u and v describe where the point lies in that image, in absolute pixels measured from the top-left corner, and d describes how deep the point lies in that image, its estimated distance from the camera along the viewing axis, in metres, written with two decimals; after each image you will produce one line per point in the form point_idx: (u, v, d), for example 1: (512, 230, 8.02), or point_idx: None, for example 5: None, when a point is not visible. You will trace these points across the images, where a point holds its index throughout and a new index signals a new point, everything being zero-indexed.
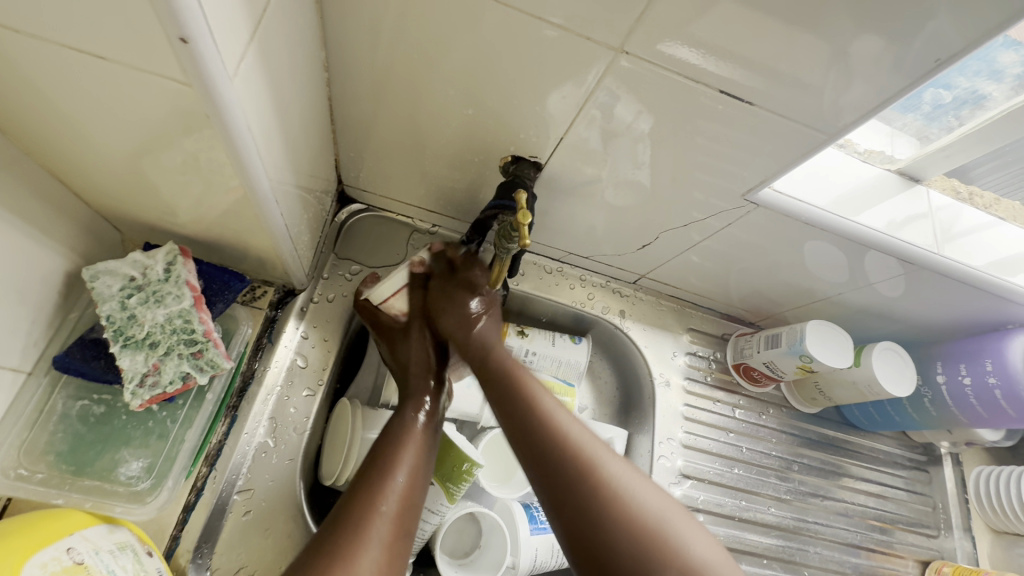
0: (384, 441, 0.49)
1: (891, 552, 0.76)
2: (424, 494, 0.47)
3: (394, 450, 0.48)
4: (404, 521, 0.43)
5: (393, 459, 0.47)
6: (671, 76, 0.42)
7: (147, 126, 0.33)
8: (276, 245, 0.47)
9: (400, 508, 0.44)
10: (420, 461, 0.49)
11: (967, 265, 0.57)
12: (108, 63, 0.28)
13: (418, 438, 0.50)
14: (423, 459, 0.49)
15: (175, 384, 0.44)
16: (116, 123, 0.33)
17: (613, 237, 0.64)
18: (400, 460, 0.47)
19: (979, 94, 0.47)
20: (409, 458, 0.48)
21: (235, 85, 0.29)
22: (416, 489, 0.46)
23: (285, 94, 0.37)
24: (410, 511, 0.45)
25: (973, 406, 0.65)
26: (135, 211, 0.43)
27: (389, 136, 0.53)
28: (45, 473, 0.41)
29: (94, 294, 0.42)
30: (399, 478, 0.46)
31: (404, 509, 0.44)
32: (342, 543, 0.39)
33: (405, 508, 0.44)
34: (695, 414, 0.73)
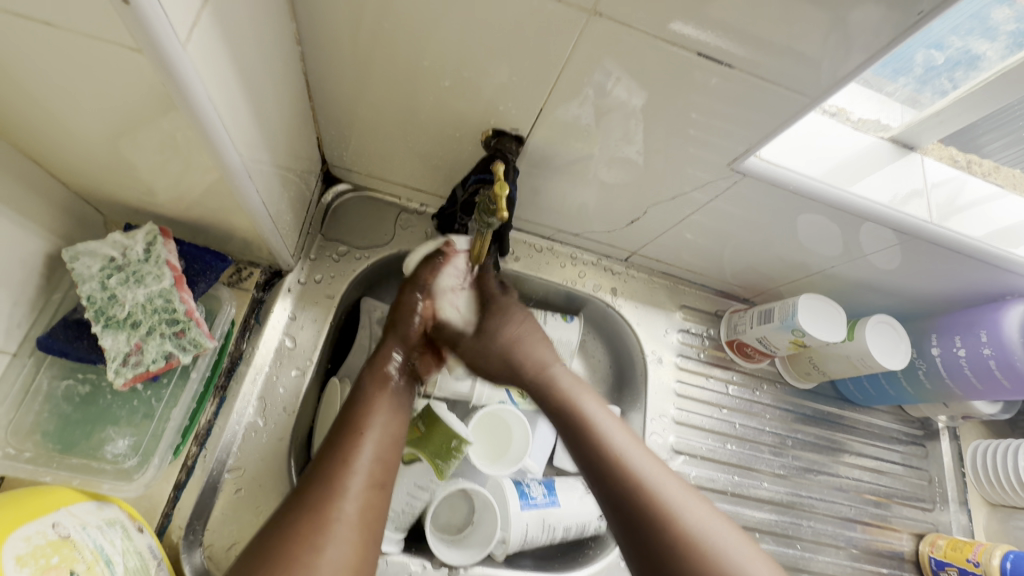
0: (356, 398, 0.50)
1: (886, 525, 0.76)
2: (398, 447, 0.48)
3: (365, 408, 0.49)
4: (377, 472, 0.45)
5: (363, 417, 0.48)
6: (649, 42, 0.41)
7: (106, 100, 0.32)
8: (256, 224, 0.46)
9: (373, 460, 0.45)
10: (393, 417, 0.50)
11: (963, 234, 0.56)
12: (56, 30, 0.27)
13: (391, 395, 0.52)
14: (397, 415, 0.51)
15: (157, 363, 0.44)
16: (79, 99, 0.32)
17: (603, 214, 0.63)
18: (371, 417, 0.48)
19: (972, 55, 0.46)
20: (382, 415, 0.49)
21: (188, 51, 0.29)
22: (390, 442, 0.48)
23: (249, 65, 0.36)
24: (384, 465, 0.46)
25: (968, 376, 0.64)
26: (112, 192, 0.43)
27: (369, 112, 0.52)
28: (32, 451, 0.42)
29: (74, 275, 0.42)
30: (370, 432, 0.47)
31: (378, 462, 0.46)
32: (313, 501, 0.41)
33: (379, 460, 0.46)
34: (687, 391, 0.73)
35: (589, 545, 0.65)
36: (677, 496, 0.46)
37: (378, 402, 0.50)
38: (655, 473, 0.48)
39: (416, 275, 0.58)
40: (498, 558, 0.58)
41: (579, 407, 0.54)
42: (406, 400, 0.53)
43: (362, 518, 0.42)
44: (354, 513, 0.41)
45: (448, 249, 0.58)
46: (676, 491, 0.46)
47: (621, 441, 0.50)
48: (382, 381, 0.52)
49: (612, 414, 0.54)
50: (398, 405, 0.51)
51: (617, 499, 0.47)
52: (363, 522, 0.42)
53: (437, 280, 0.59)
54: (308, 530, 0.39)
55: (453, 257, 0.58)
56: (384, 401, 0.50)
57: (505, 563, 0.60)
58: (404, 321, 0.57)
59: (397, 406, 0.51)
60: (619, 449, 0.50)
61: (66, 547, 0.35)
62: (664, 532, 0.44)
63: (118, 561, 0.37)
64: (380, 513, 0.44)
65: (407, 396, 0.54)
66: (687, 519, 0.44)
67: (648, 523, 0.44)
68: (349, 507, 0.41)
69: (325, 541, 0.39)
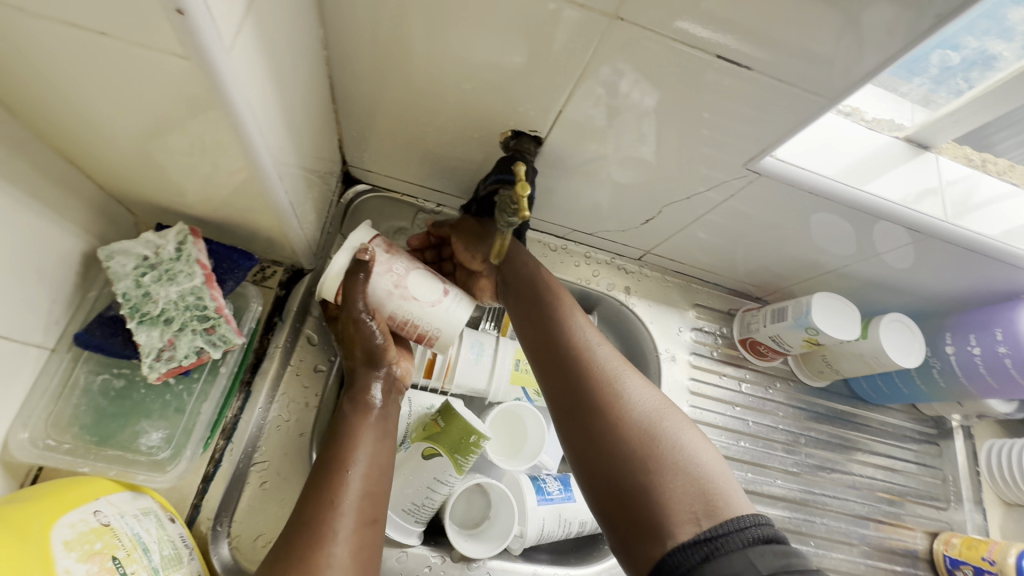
0: (338, 432, 0.48)
1: (900, 524, 0.76)
2: (386, 476, 0.48)
3: (348, 442, 0.47)
4: (366, 509, 0.44)
5: (345, 452, 0.46)
6: (669, 45, 0.42)
7: (146, 105, 0.33)
8: (282, 223, 0.48)
9: (361, 496, 0.44)
10: (380, 446, 0.49)
11: (979, 233, 0.56)
12: (107, 39, 0.28)
13: (376, 422, 0.50)
14: (382, 441, 0.49)
15: (190, 358, 0.46)
16: (121, 104, 0.34)
17: (618, 213, 0.64)
18: (354, 452, 0.47)
19: (988, 54, 0.46)
20: (366, 447, 0.48)
21: (232, 58, 0.30)
22: (375, 474, 0.46)
23: (283, 70, 0.37)
24: (373, 498, 0.45)
25: (982, 375, 0.64)
26: (145, 192, 0.45)
27: (390, 113, 0.53)
28: (71, 443, 0.43)
29: (110, 273, 0.43)
30: (354, 468, 0.45)
31: (364, 498, 0.45)
32: (301, 551, 0.39)
33: (367, 495, 0.45)
34: (701, 389, 0.73)
35: (603, 541, 0.65)
36: (636, 392, 0.48)
37: (362, 433, 0.48)
38: (618, 372, 0.49)
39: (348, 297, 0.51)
40: (515, 552, 0.59)
41: (556, 309, 0.54)
42: (393, 424, 0.52)
43: (354, 559, 0.41)
44: (345, 555, 0.40)
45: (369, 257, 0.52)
46: (638, 389, 0.48)
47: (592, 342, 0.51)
48: (364, 409, 0.50)
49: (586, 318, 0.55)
50: (385, 430, 0.50)
51: (582, 389, 0.48)
52: (356, 563, 0.41)
53: (376, 288, 0.53)
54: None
55: (378, 260, 0.53)
56: (367, 431, 0.49)
57: (522, 556, 0.61)
58: (366, 344, 0.52)
59: (383, 432, 0.50)
60: (588, 349, 0.51)
61: (108, 534, 0.36)
62: (619, 418, 0.46)
63: (154, 549, 0.39)
64: (372, 548, 0.43)
65: (393, 416, 0.52)
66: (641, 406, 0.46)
67: (606, 410, 0.46)
68: (340, 552, 0.40)
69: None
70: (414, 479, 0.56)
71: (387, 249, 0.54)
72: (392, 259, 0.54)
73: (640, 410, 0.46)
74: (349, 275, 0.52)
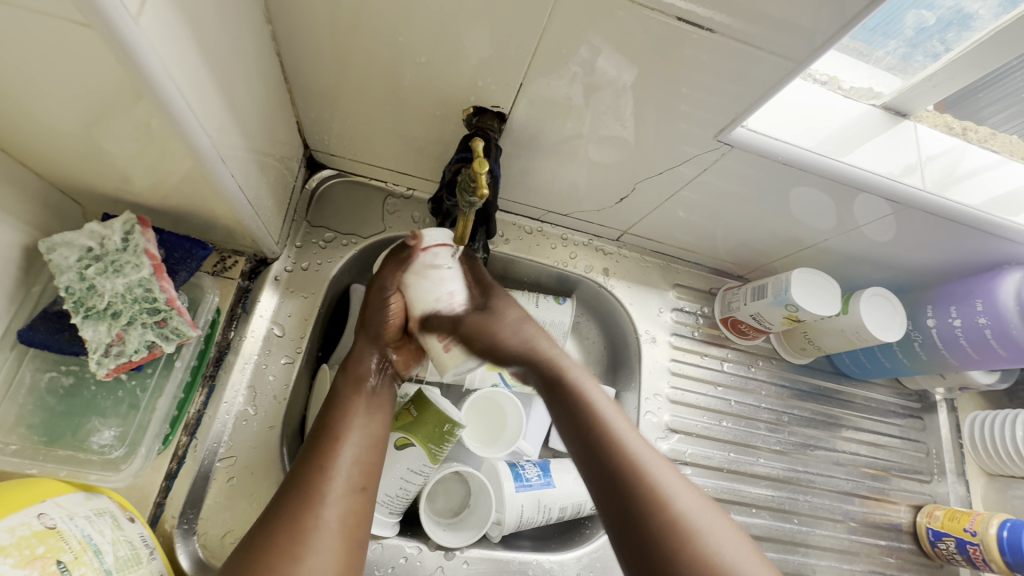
0: (331, 407, 0.49)
1: (884, 498, 0.76)
2: (379, 447, 0.48)
3: (341, 413, 0.48)
4: (357, 477, 0.44)
5: (339, 422, 0.47)
6: (626, 9, 0.39)
7: (51, 79, 0.31)
8: (235, 211, 0.46)
9: (352, 464, 0.45)
10: (372, 418, 0.49)
11: (959, 202, 0.54)
12: None
13: (367, 397, 0.50)
14: (375, 415, 0.50)
15: (140, 354, 0.45)
16: (23, 83, 0.31)
17: (593, 193, 0.62)
18: (348, 423, 0.47)
19: (964, 14, 0.45)
20: (359, 419, 0.48)
21: (141, 26, 0.28)
22: (369, 444, 0.47)
23: (207, 39, 0.34)
24: (366, 468, 0.46)
25: (963, 347, 0.63)
26: (81, 182, 0.42)
27: (345, 92, 0.50)
28: (19, 444, 0.42)
29: (51, 266, 0.42)
30: (347, 436, 0.46)
31: (357, 465, 0.45)
32: (291, 512, 0.40)
33: (359, 463, 0.45)
34: (682, 369, 0.73)
35: (585, 525, 0.65)
36: (672, 485, 0.44)
37: (354, 405, 0.49)
38: (648, 456, 0.46)
39: (382, 275, 0.53)
40: (495, 539, 0.59)
41: (577, 387, 0.51)
42: (385, 398, 0.52)
43: (343, 524, 0.41)
44: (334, 520, 0.41)
45: (414, 244, 0.51)
46: (671, 479, 0.45)
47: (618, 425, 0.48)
48: (356, 384, 0.51)
49: (612, 401, 0.51)
50: (374, 406, 0.50)
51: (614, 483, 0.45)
52: (345, 528, 0.41)
53: (406, 275, 0.52)
54: (284, 542, 0.38)
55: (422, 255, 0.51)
56: (360, 405, 0.49)
57: (502, 543, 0.60)
58: (377, 318, 0.53)
59: (374, 407, 0.50)
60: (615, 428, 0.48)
61: (53, 538, 0.35)
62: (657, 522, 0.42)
63: (107, 551, 0.37)
64: (363, 516, 0.43)
65: (387, 394, 0.52)
66: (647, 465, 0.45)
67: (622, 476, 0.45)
68: (329, 516, 0.41)
69: (304, 551, 0.38)
70: (387, 473, 0.53)
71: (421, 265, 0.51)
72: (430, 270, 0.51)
73: (640, 460, 0.45)
74: (397, 255, 0.53)
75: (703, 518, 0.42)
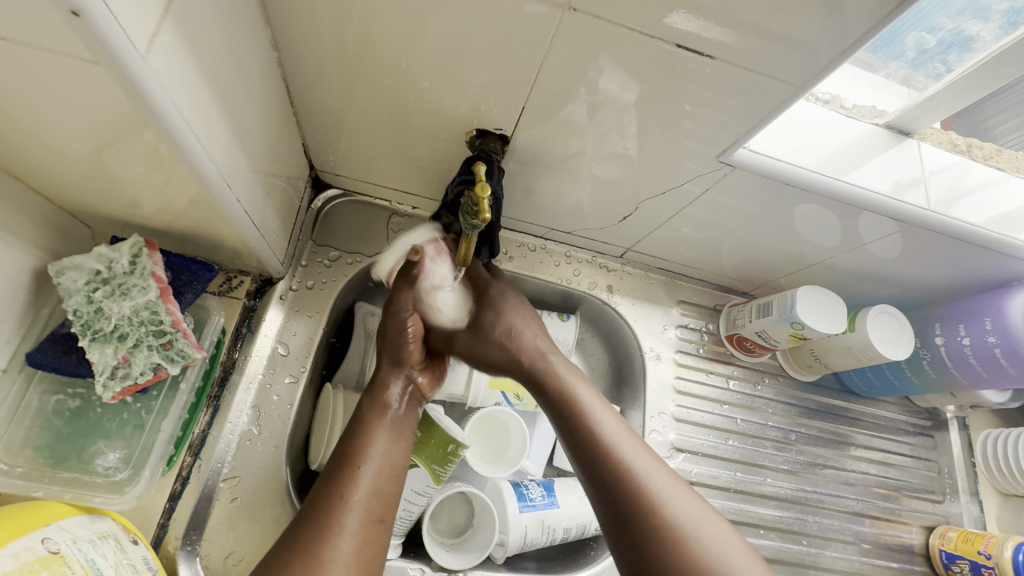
0: (352, 431, 0.48)
1: (896, 519, 0.74)
2: (398, 477, 0.47)
3: (362, 438, 0.47)
4: (375, 507, 0.43)
5: (359, 447, 0.46)
6: (628, 34, 0.40)
7: (61, 108, 0.31)
8: (240, 233, 0.46)
9: (370, 494, 0.44)
10: (392, 447, 0.48)
11: (963, 221, 0.54)
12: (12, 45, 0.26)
13: (391, 422, 0.49)
14: (397, 442, 0.49)
15: (146, 376, 0.45)
16: (36, 113, 0.31)
17: (596, 210, 0.63)
18: (368, 451, 0.46)
19: (965, 35, 0.45)
20: (380, 445, 0.47)
21: (149, 63, 0.29)
22: (388, 473, 0.46)
23: (216, 69, 0.35)
24: (383, 499, 0.44)
25: (972, 365, 0.62)
26: (93, 206, 0.43)
27: (351, 114, 0.51)
28: (24, 467, 0.42)
29: (60, 289, 0.42)
30: (366, 465, 0.45)
31: (375, 496, 0.44)
32: (306, 542, 0.39)
33: (377, 493, 0.44)
34: (687, 387, 0.72)
35: (590, 546, 0.64)
36: (665, 488, 0.44)
37: (377, 432, 0.48)
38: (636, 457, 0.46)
39: (398, 293, 0.53)
40: (499, 561, 0.58)
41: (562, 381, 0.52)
42: (407, 424, 0.51)
43: (358, 556, 0.40)
44: (349, 551, 0.40)
45: (417, 258, 0.53)
46: (662, 481, 0.45)
47: (610, 428, 0.48)
48: (380, 408, 0.50)
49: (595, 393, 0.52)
50: (398, 431, 0.49)
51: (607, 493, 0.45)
52: (360, 560, 0.40)
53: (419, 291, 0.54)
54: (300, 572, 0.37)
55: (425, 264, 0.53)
56: (382, 430, 0.48)
57: (505, 565, 0.60)
58: (397, 340, 0.53)
59: (396, 434, 0.49)
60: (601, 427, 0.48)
61: (56, 562, 0.35)
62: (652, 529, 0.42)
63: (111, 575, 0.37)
64: (379, 548, 0.42)
65: (410, 419, 0.51)
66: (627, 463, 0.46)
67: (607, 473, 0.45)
68: (343, 547, 0.40)
69: None
70: None
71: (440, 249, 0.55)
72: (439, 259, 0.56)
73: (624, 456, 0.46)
74: (403, 274, 0.53)
75: (675, 497, 0.44)
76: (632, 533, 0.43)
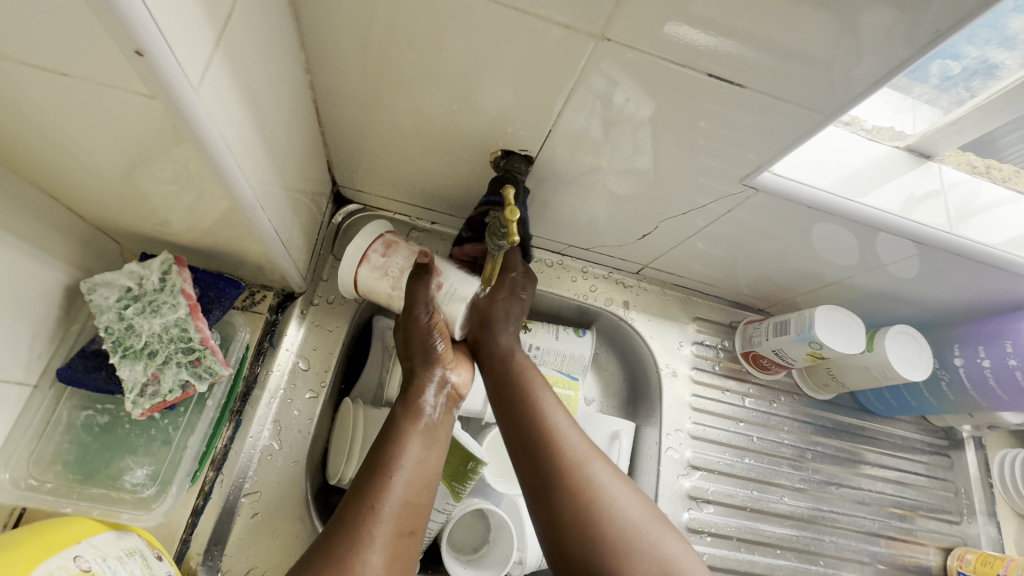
0: (386, 436, 0.48)
1: (912, 539, 0.74)
2: (429, 488, 0.46)
3: (395, 444, 0.47)
4: (406, 519, 0.43)
5: (392, 455, 0.46)
6: (658, 61, 0.41)
7: (107, 134, 0.32)
8: (268, 251, 0.47)
9: (401, 506, 0.43)
10: (425, 455, 0.48)
11: (983, 243, 0.54)
12: (71, 79, 0.27)
13: (425, 429, 0.49)
14: (431, 449, 0.48)
15: (174, 393, 0.45)
16: (83, 138, 0.32)
17: (615, 228, 0.63)
18: (401, 459, 0.46)
19: (990, 63, 0.44)
20: (415, 453, 0.47)
21: (200, 94, 0.29)
22: (420, 484, 0.46)
23: (257, 95, 0.36)
24: (413, 509, 0.44)
25: (993, 388, 0.62)
26: (129, 224, 0.44)
27: (377, 133, 0.52)
28: (54, 482, 0.43)
29: (92, 306, 0.43)
30: (398, 474, 0.45)
31: (405, 508, 0.44)
32: (339, 555, 0.39)
33: (408, 504, 0.44)
34: (703, 404, 0.72)
35: None
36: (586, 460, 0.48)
37: (411, 439, 0.48)
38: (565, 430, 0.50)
39: (412, 296, 0.53)
40: None
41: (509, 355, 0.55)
42: (442, 431, 0.51)
43: (388, 570, 0.40)
44: (380, 566, 0.39)
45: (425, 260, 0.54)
46: (583, 452, 0.49)
47: (545, 401, 0.51)
48: (415, 413, 0.50)
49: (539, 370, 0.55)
50: (431, 437, 0.49)
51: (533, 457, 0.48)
52: (389, 574, 0.40)
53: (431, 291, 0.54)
54: None
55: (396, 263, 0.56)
56: (415, 437, 0.48)
57: None
58: (423, 342, 0.53)
59: (431, 440, 0.49)
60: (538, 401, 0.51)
61: None
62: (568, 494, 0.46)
63: None
64: (407, 561, 0.42)
65: (444, 424, 0.51)
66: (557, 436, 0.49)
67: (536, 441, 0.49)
68: (374, 560, 0.39)
69: None
70: None
71: (384, 249, 0.56)
72: (387, 261, 0.56)
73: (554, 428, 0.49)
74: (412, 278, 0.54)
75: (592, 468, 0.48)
76: (549, 493, 0.46)
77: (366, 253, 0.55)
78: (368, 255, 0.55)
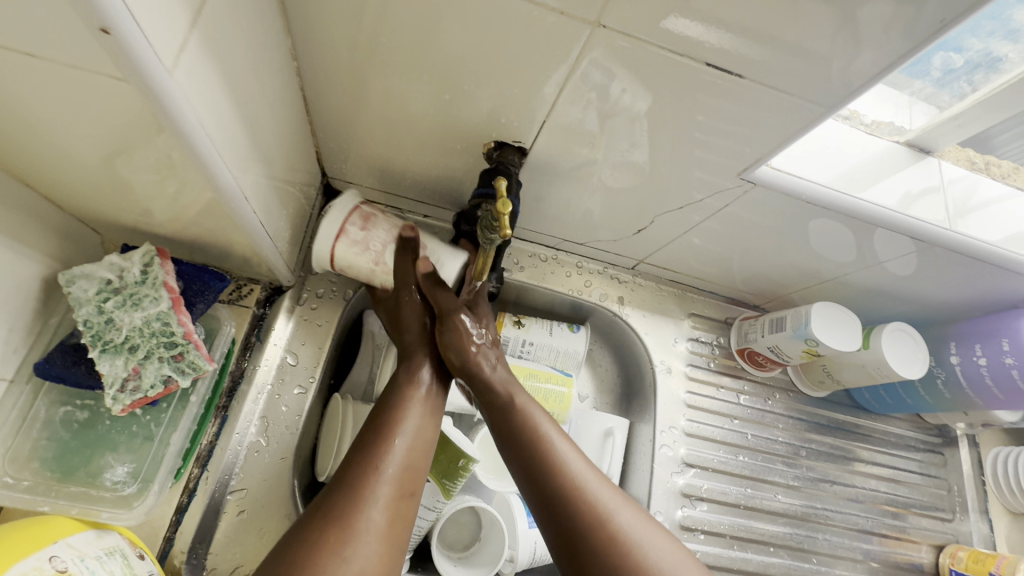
0: (386, 403, 0.48)
1: (904, 537, 0.74)
2: (429, 452, 0.46)
3: (397, 408, 0.47)
4: (407, 480, 0.42)
5: (394, 419, 0.46)
6: (655, 51, 0.40)
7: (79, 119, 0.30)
8: (254, 243, 0.46)
9: (402, 467, 0.43)
10: (426, 421, 0.48)
11: (982, 240, 0.54)
12: (40, 61, 0.26)
13: (424, 398, 0.49)
14: (430, 417, 0.48)
15: (156, 389, 0.44)
16: (54, 123, 0.31)
17: (611, 222, 0.62)
18: (402, 422, 0.46)
19: (993, 56, 0.44)
20: (415, 418, 0.47)
21: (175, 78, 0.28)
22: (421, 447, 0.45)
23: (238, 81, 0.35)
24: (415, 472, 0.44)
25: (988, 387, 0.62)
26: (110, 213, 0.42)
27: (367, 123, 0.50)
28: (30, 480, 0.41)
29: (70, 299, 0.42)
30: (400, 437, 0.44)
31: (408, 470, 0.43)
32: (340, 510, 0.38)
33: (409, 466, 0.43)
34: (697, 402, 0.71)
35: None
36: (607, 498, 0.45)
37: (411, 406, 0.48)
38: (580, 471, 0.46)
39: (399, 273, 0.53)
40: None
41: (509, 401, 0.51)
42: (440, 402, 0.51)
43: (390, 527, 0.39)
44: (383, 522, 0.38)
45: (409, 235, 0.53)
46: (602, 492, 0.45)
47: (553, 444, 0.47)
48: (415, 382, 0.50)
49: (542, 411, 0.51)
50: (430, 405, 0.49)
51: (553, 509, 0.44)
52: (390, 531, 0.39)
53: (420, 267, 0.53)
54: (333, 538, 0.36)
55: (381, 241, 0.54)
56: (416, 403, 0.48)
57: None
58: (410, 317, 0.54)
59: (430, 409, 0.49)
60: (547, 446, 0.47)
61: None
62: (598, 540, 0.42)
63: None
64: (407, 520, 0.41)
65: (442, 398, 0.52)
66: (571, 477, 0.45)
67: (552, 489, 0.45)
68: (376, 517, 0.38)
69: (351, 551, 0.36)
70: None
71: (362, 221, 0.53)
72: (367, 235, 0.53)
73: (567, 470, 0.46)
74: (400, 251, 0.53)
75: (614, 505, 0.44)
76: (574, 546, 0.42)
77: (344, 225, 0.52)
78: (346, 229, 0.52)
